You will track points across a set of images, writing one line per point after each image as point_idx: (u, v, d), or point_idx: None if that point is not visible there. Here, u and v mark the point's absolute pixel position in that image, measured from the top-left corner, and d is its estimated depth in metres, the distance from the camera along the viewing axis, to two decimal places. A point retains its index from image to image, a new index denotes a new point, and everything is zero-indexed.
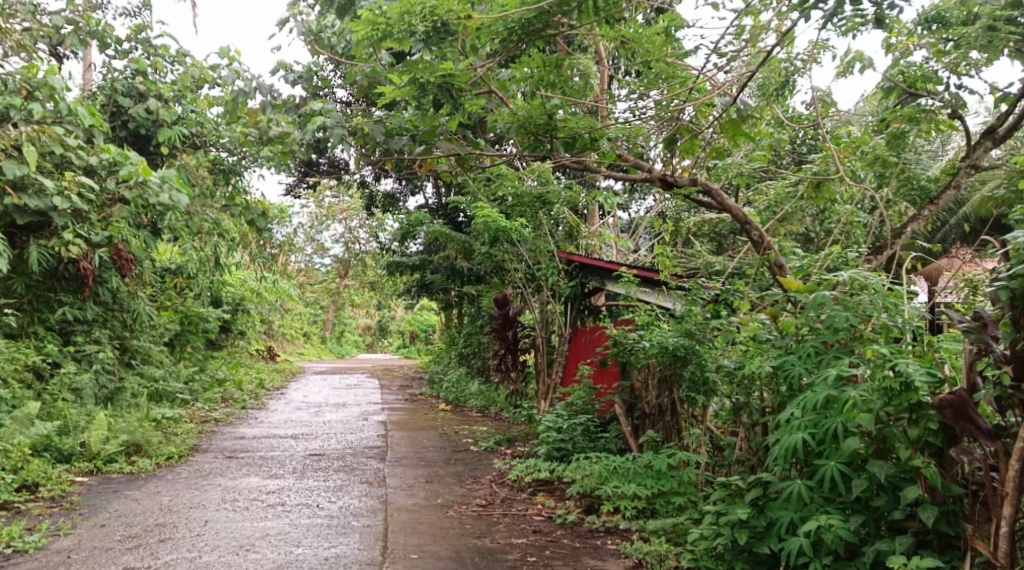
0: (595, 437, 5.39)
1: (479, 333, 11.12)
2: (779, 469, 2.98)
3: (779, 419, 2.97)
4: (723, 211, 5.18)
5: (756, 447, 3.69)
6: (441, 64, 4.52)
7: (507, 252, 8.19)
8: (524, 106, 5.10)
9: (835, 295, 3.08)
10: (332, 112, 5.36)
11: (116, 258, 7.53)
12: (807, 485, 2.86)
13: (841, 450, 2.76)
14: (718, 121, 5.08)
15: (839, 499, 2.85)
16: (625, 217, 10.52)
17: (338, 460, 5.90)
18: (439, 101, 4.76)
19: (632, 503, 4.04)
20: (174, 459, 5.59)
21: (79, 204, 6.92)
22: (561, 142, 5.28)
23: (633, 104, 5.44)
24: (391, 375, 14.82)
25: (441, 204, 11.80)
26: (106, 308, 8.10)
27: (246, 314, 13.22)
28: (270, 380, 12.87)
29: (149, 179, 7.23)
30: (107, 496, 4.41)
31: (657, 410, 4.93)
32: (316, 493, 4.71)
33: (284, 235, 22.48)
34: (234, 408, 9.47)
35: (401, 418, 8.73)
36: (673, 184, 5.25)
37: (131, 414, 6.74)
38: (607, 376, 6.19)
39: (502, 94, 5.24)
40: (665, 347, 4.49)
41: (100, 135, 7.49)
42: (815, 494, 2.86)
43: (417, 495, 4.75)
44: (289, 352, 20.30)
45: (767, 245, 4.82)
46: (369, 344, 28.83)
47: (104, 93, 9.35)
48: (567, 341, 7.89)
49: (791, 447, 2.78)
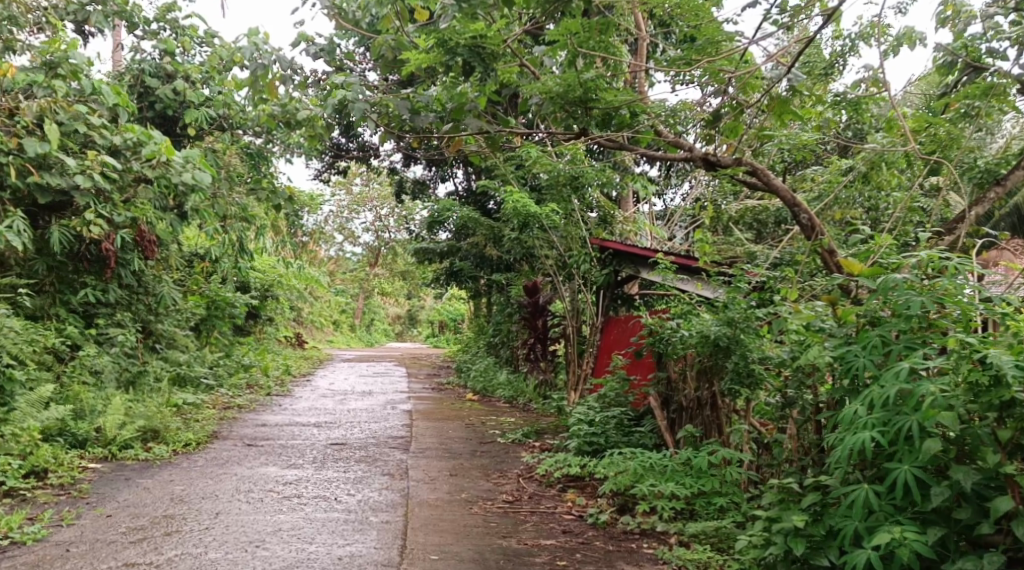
0: (629, 432, 5.10)
1: (507, 322, 10.88)
2: (840, 472, 2.67)
3: (841, 416, 2.65)
4: (769, 193, 4.84)
5: (810, 448, 3.38)
6: (472, 26, 4.46)
7: (538, 238, 7.93)
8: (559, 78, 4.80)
9: (906, 279, 2.76)
10: (354, 85, 5.10)
11: (139, 239, 7.39)
12: (875, 491, 2.54)
13: (917, 453, 2.44)
14: (765, 97, 4.75)
15: (912, 508, 2.54)
16: (659, 204, 10.16)
17: (360, 450, 5.69)
18: (470, 66, 4.73)
19: (669, 503, 3.75)
20: (191, 446, 5.42)
21: (101, 183, 6.78)
22: (595, 120, 4.99)
23: (674, 80, 5.13)
24: (419, 364, 14.66)
25: (470, 191, 11.56)
26: (130, 291, 7.99)
27: (274, 300, 13.12)
28: (296, 367, 12.73)
29: (172, 158, 7.14)
30: (118, 484, 4.24)
31: (696, 404, 4.60)
32: (334, 485, 4.50)
33: (314, 224, 22.44)
34: (259, 394, 9.33)
35: (427, 408, 8.51)
36: (715, 164, 4.94)
37: (151, 398, 6.60)
38: (641, 367, 5.89)
39: (534, 70, 4.98)
40: (707, 336, 4.19)
41: (124, 114, 7.35)
42: (884, 502, 2.56)
43: (440, 489, 4.51)
44: (318, 339, 20.24)
45: (817, 230, 4.51)
46: (398, 334, 28.77)
47: (132, 74, 9.23)
48: (599, 331, 7.59)
49: (859, 447, 2.47)
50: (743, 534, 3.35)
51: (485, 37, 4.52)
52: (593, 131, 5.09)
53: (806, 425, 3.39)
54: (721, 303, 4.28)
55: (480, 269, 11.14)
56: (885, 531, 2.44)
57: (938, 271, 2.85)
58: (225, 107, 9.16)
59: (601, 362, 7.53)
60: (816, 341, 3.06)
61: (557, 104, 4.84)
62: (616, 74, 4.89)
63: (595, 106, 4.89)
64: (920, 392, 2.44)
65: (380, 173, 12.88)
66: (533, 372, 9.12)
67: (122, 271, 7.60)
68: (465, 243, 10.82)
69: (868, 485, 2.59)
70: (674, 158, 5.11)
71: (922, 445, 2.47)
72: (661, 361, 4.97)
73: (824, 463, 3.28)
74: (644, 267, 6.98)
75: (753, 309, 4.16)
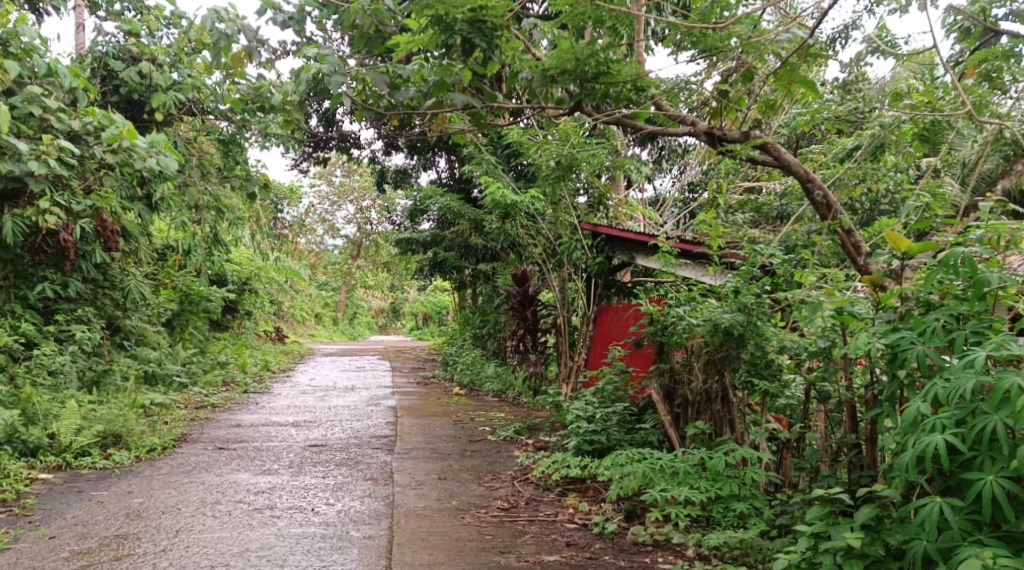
0: (633, 430, 4.72)
1: (495, 313, 10.48)
2: (905, 482, 2.38)
3: (907, 418, 2.39)
4: (781, 169, 4.45)
5: (845, 447, 3.03)
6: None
7: (525, 223, 7.54)
8: (559, 50, 4.39)
9: (974, 252, 2.41)
10: (329, 57, 4.63)
11: (101, 229, 6.93)
12: (954, 504, 2.28)
13: (1007, 461, 2.18)
14: (777, 66, 4.35)
15: (997, 526, 2.27)
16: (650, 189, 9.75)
17: (341, 451, 5.29)
18: (470, 43, 4.24)
19: (684, 510, 3.38)
20: (156, 451, 4.98)
21: (58, 169, 6.29)
22: (591, 93, 4.59)
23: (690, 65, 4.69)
24: (403, 358, 14.21)
25: (454, 179, 11.12)
26: (95, 284, 7.51)
27: (252, 294, 12.63)
28: (276, 362, 12.25)
29: (135, 143, 6.63)
30: (69, 498, 3.82)
31: (704, 398, 4.21)
32: (311, 494, 4.09)
33: (294, 216, 21.87)
34: (235, 392, 8.87)
35: (413, 404, 8.10)
36: (721, 139, 4.60)
37: (115, 399, 6.13)
38: (640, 359, 5.51)
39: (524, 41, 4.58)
40: (718, 325, 3.82)
41: (84, 97, 6.88)
42: (963, 518, 2.29)
43: (428, 496, 4.11)
44: (298, 334, 19.77)
45: (833, 208, 4.15)
46: (382, 327, 28.28)
47: (93, 56, 8.69)
48: (592, 321, 7.19)
49: (934, 450, 2.21)
50: (772, 546, 3.01)
51: (486, 8, 4.08)
52: (588, 104, 4.69)
53: (841, 423, 3.04)
54: (733, 287, 3.91)
55: (465, 259, 10.72)
56: (973, 555, 2.16)
57: (1001, 246, 2.52)
58: (195, 90, 8.61)
59: (594, 353, 7.15)
60: (859, 328, 2.73)
61: (558, 77, 4.48)
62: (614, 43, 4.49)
63: (596, 81, 4.50)
64: (1006, 387, 2.17)
65: (359, 162, 12.40)
66: (522, 365, 8.72)
67: (83, 263, 7.11)
68: (449, 232, 10.39)
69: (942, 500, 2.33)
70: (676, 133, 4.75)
71: (1010, 450, 2.21)
72: (663, 352, 4.60)
73: (864, 466, 2.92)
74: (640, 253, 6.62)
75: (767, 293, 3.81)
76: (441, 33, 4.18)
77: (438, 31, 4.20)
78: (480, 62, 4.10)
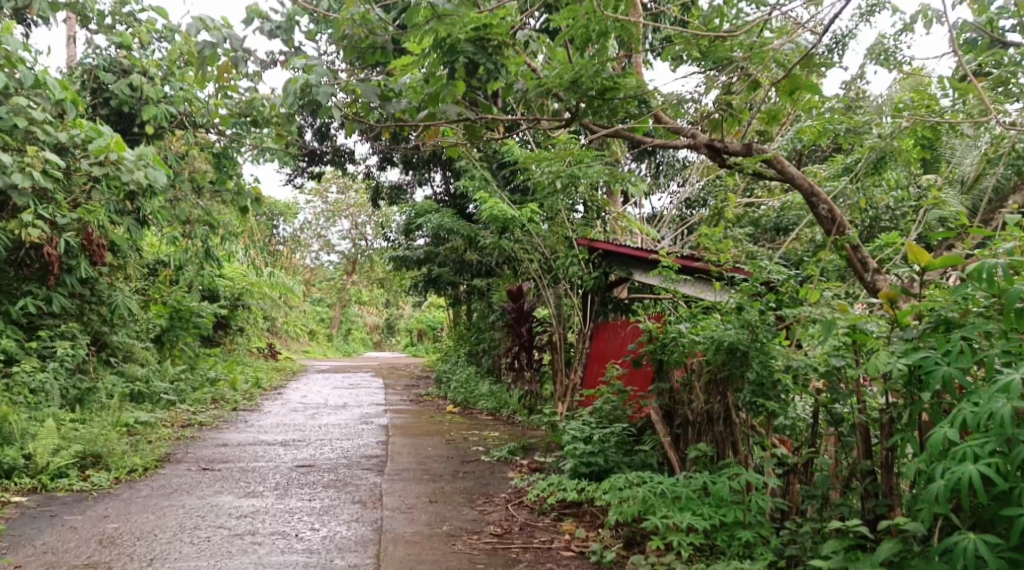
0: (631, 452, 4.58)
1: (490, 329, 10.33)
2: (930, 514, 2.29)
3: (933, 447, 2.32)
4: (784, 182, 4.34)
5: (857, 472, 2.90)
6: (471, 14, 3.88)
7: (522, 238, 7.41)
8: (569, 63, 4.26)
9: (1001, 268, 2.31)
10: (319, 69, 4.44)
11: (86, 243, 6.77)
12: (986, 539, 2.20)
13: None
14: (778, 79, 4.26)
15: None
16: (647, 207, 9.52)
17: (329, 472, 5.11)
18: (475, 66, 4.09)
19: (687, 538, 3.23)
20: (137, 472, 4.80)
21: (42, 182, 6.13)
22: (589, 105, 4.48)
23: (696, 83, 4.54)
24: (397, 375, 14.01)
25: (449, 193, 11.01)
26: (81, 300, 7.34)
27: (244, 310, 12.45)
28: (268, 379, 12.05)
29: (123, 155, 6.47)
30: (40, 523, 3.64)
31: (705, 419, 4.07)
32: (296, 518, 3.92)
33: (288, 232, 21.73)
34: (224, 410, 8.67)
35: (405, 422, 7.91)
36: (721, 151, 4.47)
37: (97, 418, 5.95)
38: (639, 377, 5.37)
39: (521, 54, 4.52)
40: (720, 343, 3.69)
41: (73, 110, 6.75)
42: (997, 554, 2.20)
43: (419, 520, 3.94)
44: (292, 349, 19.56)
45: (838, 222, 4.03)
46: (376, 343, 28.05)
47: (84, 69, 8.56)
48: (589, 338, 7.03)
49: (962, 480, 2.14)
50: None
51: (490, 26, 3.99)
52: (585, 116, 4.57)
53: (853, 447, 2.92)
54: (736, 304, 3.79)
55: (460, 275, 10.58)
56: None
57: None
58: (186, 103, 8.46)
59: (591, 371, 7.00)
60: (877, 347, 2.64)
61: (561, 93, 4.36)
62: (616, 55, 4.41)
63: (605, 95, 4.42)
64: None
65: (354, 177, 12.28)
66: (518, 383, 8.56)
67: (68, 278, 6.94)
68: (443, 247, 10.26)
69: (976, 536, 2.25)
70: (675, 146, 4.64)
71: None
72: (663, 370, 4.46)
73: (878, 493, 2.80)
74: (639, 270, 6.28)
75: (772, 309, 3.70)
76: (445, 61, 4.05)
77: (443, 56, 4.03)
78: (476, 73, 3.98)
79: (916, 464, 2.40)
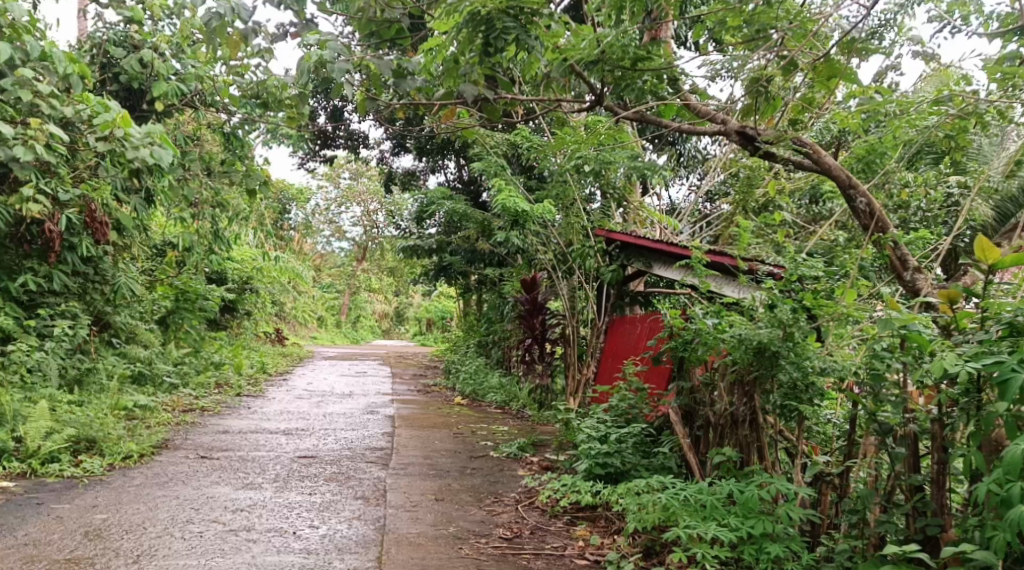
0: (649, 454, 4.35)
1: (501, 320, 10.11)
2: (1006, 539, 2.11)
3: (1007, 466, 2.15)
4: (820, 173, 4.08)
5: (903, 487, 2.70)
6: None
7: (538, 228, 7.16)
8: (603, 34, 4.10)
9: None
10: (332, 42, 4.04)
11: (89, 220, 6.56)
12: None
13: None
14: (815, 62, 4.05)
15: None
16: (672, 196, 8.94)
17: (332, 465, 4.90)
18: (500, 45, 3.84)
19: (712, 551, 3.01)
20: (133, 459, 4.61)
21: (45, 156, 5.91)
22: (617, 84, 4.26)
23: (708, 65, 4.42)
24: (405, 363, 13.78)
25: (463, 181, 10.78)
26: (83, 279, 7.12)
27: (253, 294, 12.25)
28: (274, 364, 11.87)
29: (129, 131, 6.19)
30: (24, 512, 3.46)
31: (729, 421, 3.79)
32: (294, 514, 3.72)
33: (300, 218, 21.54)
34: (228, 395, 8.49)
35: (412, 413, 7.70)
36: (753, 139, 4.24)
37: (94, 400, 5.77)
38: (657, 375, 5.13)
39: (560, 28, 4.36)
40: (749, 341, 3.45)
41: (80, 84, 6.54)
42: None
43: (423, 520, 3.73)
44: (299, 335, 19.41)
45: (878, 218, 3.79)
46: (385, 330, 27.86)
47: (94, 43, 8.32)
48: (603, 333, 6.77)
49: None
50: None
51: None
52: (610, 95, 4.38)
53: (901, 461, 2.71)
54: (768, 301, 3.56)
55: (471, 264, 10.36)
56: None
57: None
58: (197, 81, 8.21)
59: (604, 367, 6.73)
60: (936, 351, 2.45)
61: (595, 68, 4.14)
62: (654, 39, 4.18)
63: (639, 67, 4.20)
64: None
65: (366, 162, 12.06)
66: (528, 376, 8.36)
67: (70, 256, 6.75)
68: (455, 236, 10.03)
69: None
70: (704, 132, 4.43)
71: None
72: (683, 368, 4.23)
73: (929, 512, 2.61)
74: (657, 262, 6.03)
75: (805, 308, 3.47)
76: (474, 36, 3.81)
77: (474, 25, 3.78)
78: (504, 40, 3.72)
79: (985, 485, 2.22)
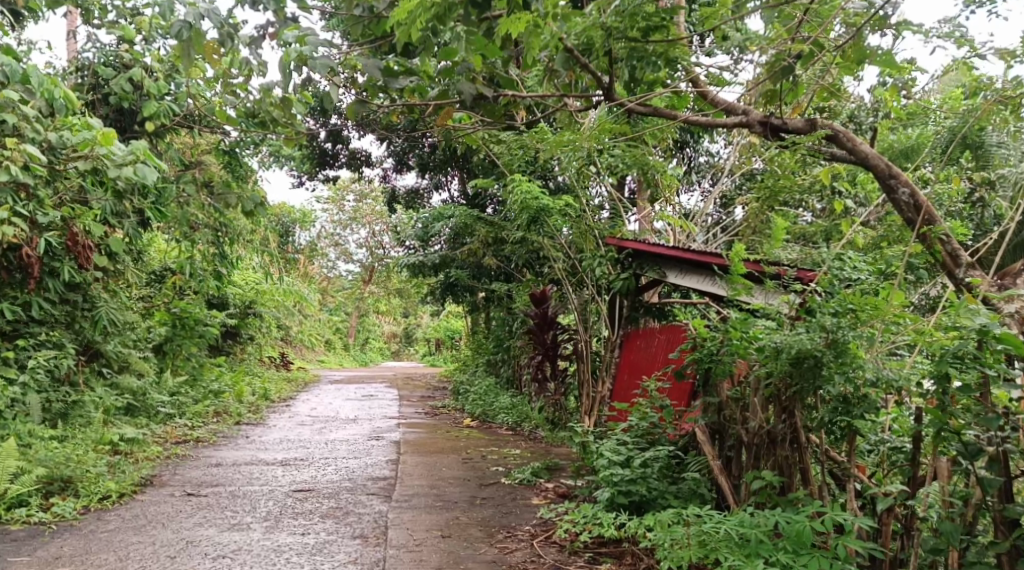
0: (675, 480, 3.95)
1: (510, 337, 9.72)
2: None
3: None
4: (855, 161, 3.65)
5: (1000, 520, 2.46)
6: None
7: (546, 240, 6.77)
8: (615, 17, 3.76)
9: None
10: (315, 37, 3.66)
11: (71, 244, 6.20)
12: None
13: None
14: (845, 47, 3.67)
15: None
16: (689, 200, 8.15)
17: (329, 499, 4.50)
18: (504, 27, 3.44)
19: None
20: (111, 499, 4.22)
21: (22, 177, 5.56)
22: (635, 61, 3.88)
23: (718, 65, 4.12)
24: (411, 385, 13.34)
25: (468, 197, 10.42)
26: (70, 306, 6.75)
27: (255, 318, 11.87)
28: (277, 390, 11.46)
29: (110, 148, 5.83)
30: None
31: (764, 441, 3.38)
32: (283, 561, 3.33)
33: (305, 242, 21.19)
34: (226, 424, 8.10)
35: (418, 438, 7.29)
36: (779, 128, 3.85)
37: (77, 436, 5.37)
38: (682, 392, 4.72)
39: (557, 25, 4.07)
40: (787, 353, 3.05)
41: (61, 105, 6.20)
42: None
43: (428, 563, 3.35)
44: (306, 359, 19.04)
45: (925, 210, 3.37)
46: (394, 352, 27.49)
47: (82, 63, 7.94)
48: (617, 347, 6.33)
49: None
50: None
51: None
52: (622, 86, 4.05)
53: (991, 489, 2.45)
54: (810, 306, 3.19)
55: (477, 280, 9.99)
56: None
57: None
58: (191, 100, 7.85)
59: (620, 383, 6.31)
60: None
61: (605, 39, 3.76)
62: (673, 27, 3.80)
63: (657, 49, 3.86)
64: None
65: (368, 180, 11.71)
66: (540, 395, 7.96)
67: (52, 283, 6.37)
68: (460, 252, 9.65)
69: None
70: (724, 125, 4.04)
71: None
72: (710, 384, 3.83)
73: None
74: (672, 269, 5.57)
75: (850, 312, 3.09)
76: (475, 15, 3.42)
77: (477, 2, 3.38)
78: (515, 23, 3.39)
79: None
